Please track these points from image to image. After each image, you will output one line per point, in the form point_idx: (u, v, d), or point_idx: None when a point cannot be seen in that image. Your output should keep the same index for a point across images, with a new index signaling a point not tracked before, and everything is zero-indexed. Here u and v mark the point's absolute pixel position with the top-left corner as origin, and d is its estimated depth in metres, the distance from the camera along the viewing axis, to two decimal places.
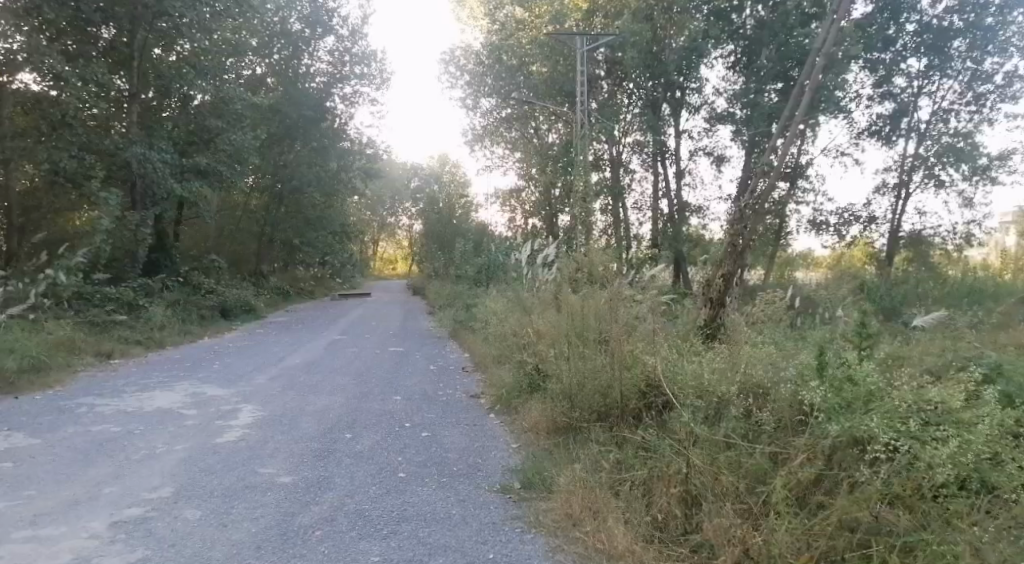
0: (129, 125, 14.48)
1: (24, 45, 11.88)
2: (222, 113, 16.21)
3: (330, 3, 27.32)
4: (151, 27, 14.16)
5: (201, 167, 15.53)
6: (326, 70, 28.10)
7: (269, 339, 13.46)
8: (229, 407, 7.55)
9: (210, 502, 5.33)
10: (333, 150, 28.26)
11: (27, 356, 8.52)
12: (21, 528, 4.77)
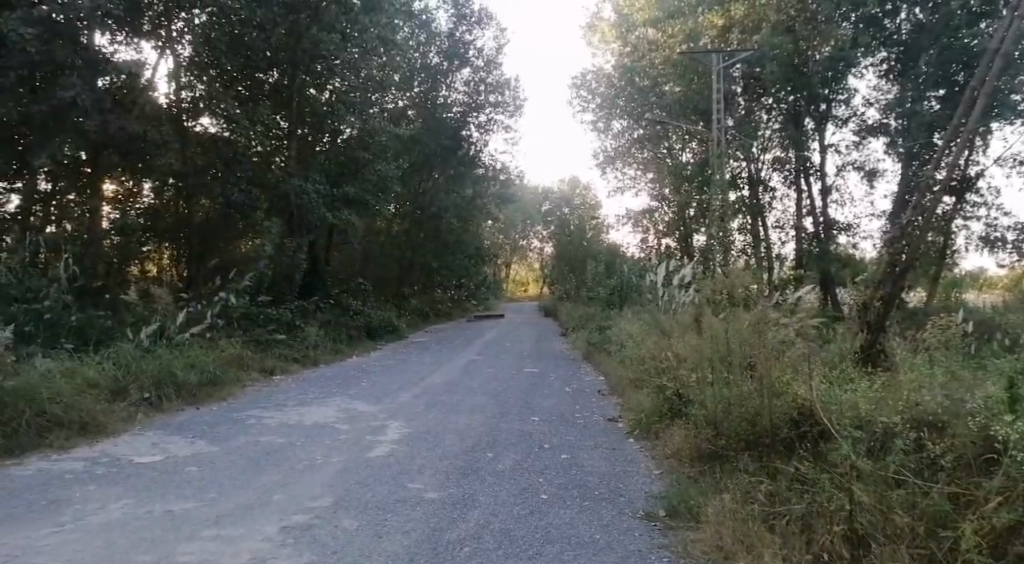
0: (288, 162, 15.51)
1: (204, 92, 13.01)
2: (368, 145, 16.92)
3: (466, 36, 28.30)
4: (309, 70, 14.82)
5: (349, 197, 16.77)
6: (461, 100, 28.64)
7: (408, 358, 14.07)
8: (378, 423, 7.94)
9: (367, 513, 5.60)
10: (468, 177, 29.55)
11: (206, 370, 9.42)
12: (207, 528, 5.25)
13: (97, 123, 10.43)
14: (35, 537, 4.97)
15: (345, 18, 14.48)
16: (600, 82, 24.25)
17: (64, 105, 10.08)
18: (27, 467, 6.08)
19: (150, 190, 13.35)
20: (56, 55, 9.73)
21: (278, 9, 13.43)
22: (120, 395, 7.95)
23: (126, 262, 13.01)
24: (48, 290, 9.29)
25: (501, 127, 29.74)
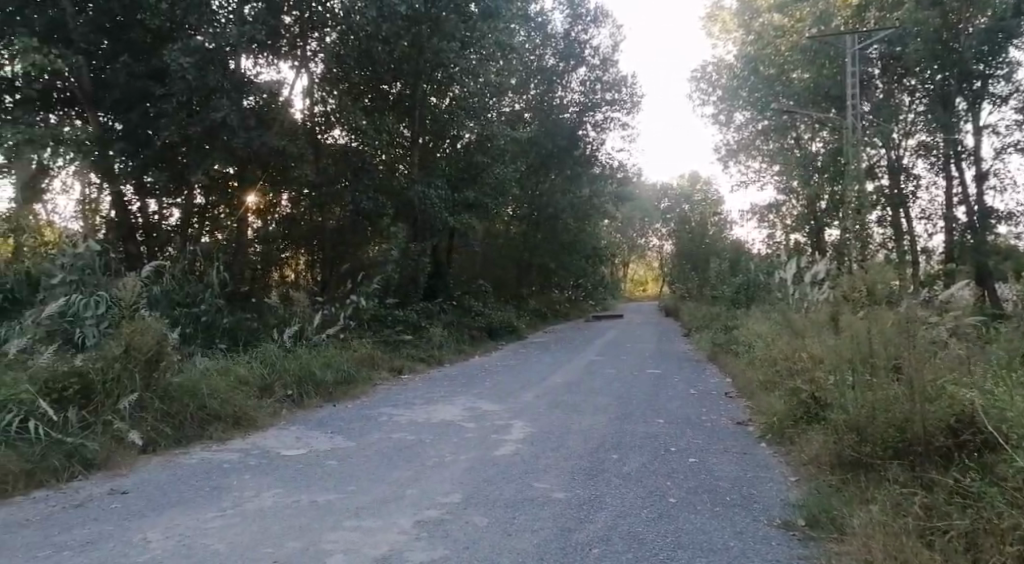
0: (412, 168, 15.93)
1: (337, 105, 13.46)
2: (487, 149, 17.18)
3: (582, 36, 27.95)
4: (430, 79, 14.67)
5: (469, 201, 17.16)
6: (578, 100, 28.33)
7: (529, 359, 14.21)
8: (502, 422, 8.09)
9: (495, 511, 5.71)
10: (586, 177, 29.41)
11: (341, 369, 9.99)
12: (348, 519, 5.55)
13: (244, 142, 11.12)
14: (202, 520, 5.49)
15: (464, 26, 14.28)
16: (721, 74, 23.51)
17: (217, 125, 11.09)
18: (191, 458, 6.69)
19: (288, 200, 13.81)
20: (209, 80, 10.80)
21: (402, 21, 12.89)
22: (266, 392, 8.60)
23: (269, 269, 13.87)
24: (202, 295, 10.00)
25: (618, 125, 29.27)
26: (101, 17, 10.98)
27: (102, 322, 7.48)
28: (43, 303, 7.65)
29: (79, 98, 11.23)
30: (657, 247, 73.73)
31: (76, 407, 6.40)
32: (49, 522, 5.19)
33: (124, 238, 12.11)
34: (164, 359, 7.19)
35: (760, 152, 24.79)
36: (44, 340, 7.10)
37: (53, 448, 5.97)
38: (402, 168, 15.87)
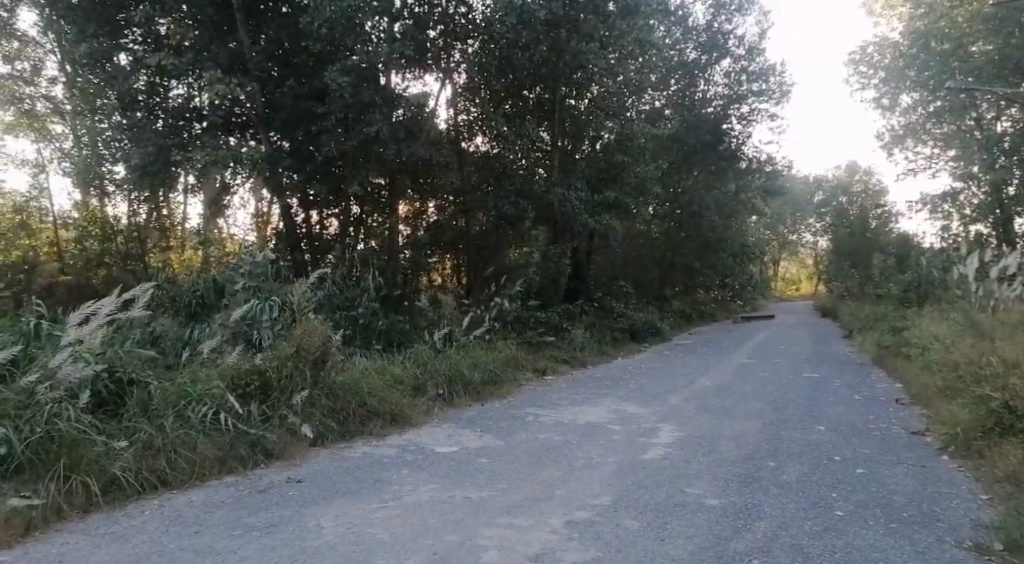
0: (551, 172, 15.66)
1: (479, 114, 13.94)
2: (627, 148, 16.60)
3: (726, 25, 26.14)
4: (568, 81, 14.48)
5: (611, 201, 16.32)
6: (723, 93, 26.75)
7: (672, 362, 13.85)
8: (649, 425, 7.96)
9: (647, 514, 5.60)
10: (732, 172, 28.04)
11: (487, 369, 10.30)
12: (502, 515, 5.69)
13: (394, 152, 11.78)
14: (367, 510, 5.84)
15: (603, 26, 13.89)
16: (884, 54, 21.65)
17: (370, 138, 11.78)
18: (355, 451, 7.17)
19: (434, 206, 14.49)
20: (363, 95, 11.47)
21: (542, 26, 12.90)
22: (419, 390, 9.04)
23: (417, 273, 14.12)
24: (360, 299, 10.85)
25: (765, 117, 27.63)
26: (272, 46, 12.06)
27: (276, 324, 8.24)
28: (230, 307, 8.60)
29: (255, 122, 12.30)
30: (810, 242, 68.80)
31: (257, 401, 7.13)
32: (239, 504, 5.78)
33: (290, 247, 13.12)
34: (329, 358, 7.82)
35: (932, 136, 22.49)
36: (232, 340, 7.94)
37: (239, 438, 6.66)
38: (541, 172, 15.53)
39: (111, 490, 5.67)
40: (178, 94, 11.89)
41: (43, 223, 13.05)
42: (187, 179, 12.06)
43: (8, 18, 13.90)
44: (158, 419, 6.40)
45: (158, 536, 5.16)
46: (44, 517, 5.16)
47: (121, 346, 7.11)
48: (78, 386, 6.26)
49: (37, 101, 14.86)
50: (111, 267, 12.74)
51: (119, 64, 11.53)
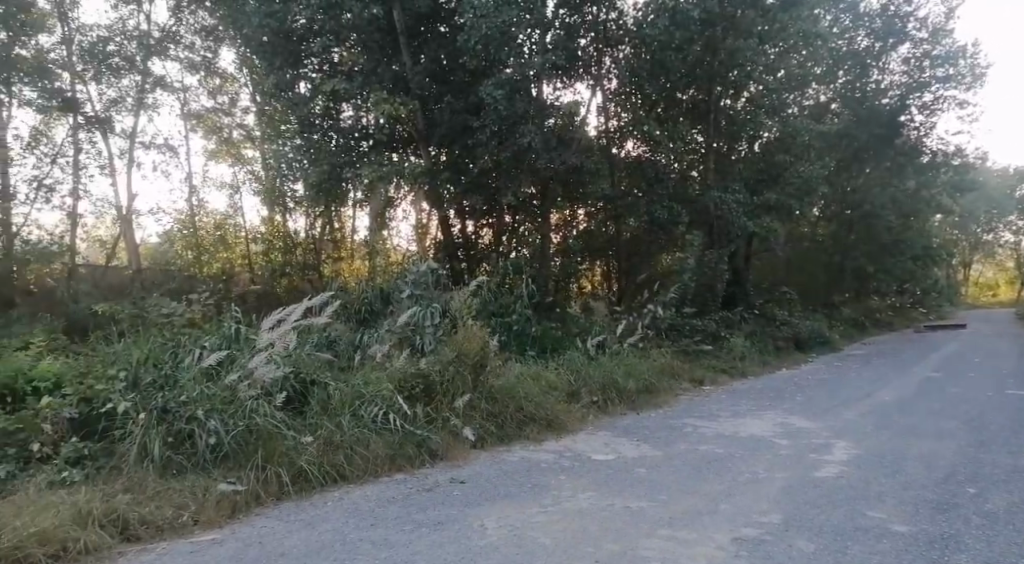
0: (706, 174, 15.32)
1: (631, 119, 13.56)
2: (789, 146, 15.75)
3: (906, 8, 23.53)
4: (724, 80, 14.25)
5: (771, 203, 15.47)
6: (901, 82, 24.30)
7: (840, 374, 12.82)
8: (821, 441, 7.46)
9: (824, 536, 5.17)
10: (910, 168, 25.73)
11: (643, 378, 10.17)
12: (663, 527, 5.54)
13: (546, 162, 12.05)
14: (526, 514, 5.91)
15: (761, 21, 13.79)
16: None
17: (523, 148, 12.05)
18: (515, 455, 7.33)
19: (584, 214, 14.33)
20: (517, 107, 11.64)
21: (697, 26, 13.00)
22: (574, 397, 9.10)
23: (568, 281, 13.99)
24: (514, 306, 11.08)
25: (953, 104, 24.96)
26: (431, 65, 12.72)
27: (437, 330, 8.64)
28: (397, 313, 9.22)
29: (415, 137, 12.96)
30: (1008, 243, 60.69)
31: (422, 404, 7.50)
32: (409, 501, 6.11)
33: (449, 255, 13.77)
34: (487, 362, 8.14)
35: None
36: (399, 344, 8.49)
37: (407, 437, 7.05)
38: (695, 175, 15.17)
39: (299, 479, 6.23)
40: (348, 114, 12.65)
41: (239, 236, 15.21)
42: (355, 194, 13.12)
43: (213, 58, 16.21)
44: (336, 417, 6.93)
45: (339, 526, 5.58)
46: (246, 501, 5.83)
47: (304, 349, 7.82)
48: (271, 385, 6.97)
49: (233, 129, 16.99)
50: (292, 276, 13.88)
51: (299, 92, 12.60)
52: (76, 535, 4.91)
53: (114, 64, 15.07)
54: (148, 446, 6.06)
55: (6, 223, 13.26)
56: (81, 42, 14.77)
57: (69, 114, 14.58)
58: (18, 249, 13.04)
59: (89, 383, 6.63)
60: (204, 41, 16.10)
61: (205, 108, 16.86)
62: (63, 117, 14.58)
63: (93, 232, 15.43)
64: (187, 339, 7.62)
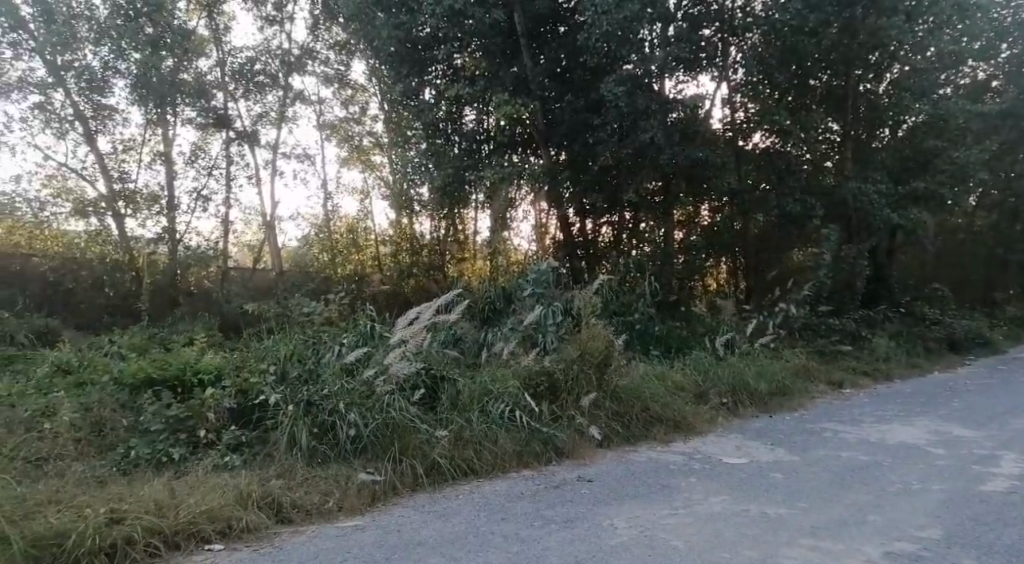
0: (842, 164, 14.51)
1: (757, 111, 13.21)
2: (941, 131, 14.36)
3: None
4: (864, 63, 13.44)
5: (918, 193, 14.23)
6: None
7: (999, 379, 11.64)
8: (986, 452, 6.81)
9: (996, 557, 4.66)
10: None
11: (777, 380, 9.75)
12: (805, 536, 5.24)
13: (668, 157, 11.94)
14: (658, 516, 5.80)
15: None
16: None
17: (646, 143, 11.99)
18: (642, 455, 7.24)
19: (708, 210, 13.85)
20: (638, 103, 11.54)
21: (832, 7, 12.34)
22: (702, 398, 8.88)
23: (691, 278, 13.75)
24: (636, 304, 11.08)
25: None
26: (551, 65, 12.78)
27: (559, 329, 8.69)
28: (520, 312, 9.37)
29: (537, 137, 13.19)
30: None
31: (548, 401, 7.58)
32: (538, 498, 6.16)
33: (569, 254, 13.80)
34: (611, 362, 8.06)
35: None
36: (523, 342, 8.60)
37: (534, 435, 7.12)
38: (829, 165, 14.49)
39: (433, 472, 6.45)
40: (471, 118, 12.96)
41: (369, 239, 15.57)
42: (477, 198, 13.46)
43: (345, 71, 16.87)
44: (466, 414, 7.12)
45: (472, 519, 5.72)
46: (385, 491, 6.12)
47: (432, 347, 8.08)
48: (404, 381, 7.25)
49: (364, 137, 17.08)
50: (419, 277, 14.71)
51: (424, 98, 13.07)
52: (238, 515, 5.38)
53: (259, 81, 16.07)
54: (296, 437, 6.50)
55: (171, 231, 14.58)
56: (232, 64, 15.78)
57: (221, 129, 15.55)
58: (182, 254, 14.38)
59: (244, 375, 7.19)
60: (337, 55, 16.75)
61: (338, 118, 17.25)
62: (217, 132, 15.51)
63: (242, 237, 16.31)
64: (326, 336, 8.12)
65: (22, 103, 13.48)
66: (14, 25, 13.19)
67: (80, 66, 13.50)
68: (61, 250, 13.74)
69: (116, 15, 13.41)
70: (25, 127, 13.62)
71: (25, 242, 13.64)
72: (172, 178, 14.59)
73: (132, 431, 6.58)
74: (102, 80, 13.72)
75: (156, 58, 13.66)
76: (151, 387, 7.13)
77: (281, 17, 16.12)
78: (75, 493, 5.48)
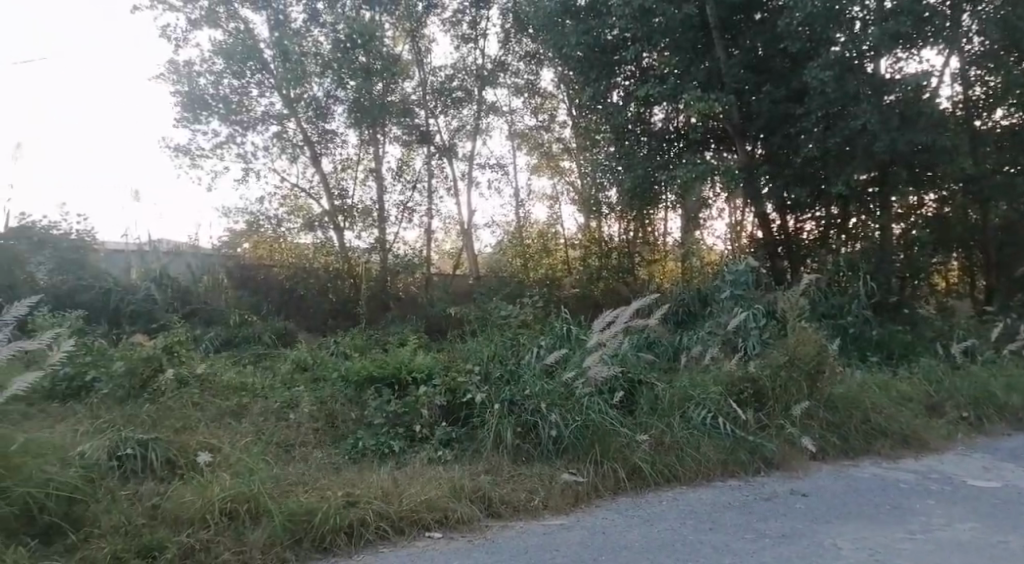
0: None
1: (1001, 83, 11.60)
2: None
3: None
4: None
5: None
6: None
7: None
8: None
9: None
10: None
11: None
12: None
13: (886, 145, 10.77)
14: (890, 538, 5.23)
15: None
16: None
17: (857, 132, 10.97)
18: (863, 471, 6.65)
19: (934, 199, 12.49)
20: (849, 89, 10.73)
21: None
22: (937, 411, 8.13)
23: (915, 277, 12.47)
24: (850, 306, 11.00)
25: None
26: (748, 56, 12.25)
27: (764, 331, 8.39)
28: (718, 314, 9.21)
29: (732, 135, 12.74)
30: None
31: (754, 409, 7.23)
32: (747, 509, 5.86)
33: (769, 254, 13.25)
34: (826, 368, 7.46)
35: None
36: (723, 347, 8.40)
37: (740, 443, 6.84)
38: None
39: (635, 476, 6.40)
40: (659, 117, 12.88)
41: (558, 244, 16.01)
42: (668, 198, 13.21)
43: (535, 80, 17.32)
44: (667, 418, 7.01)
45: (678, 526, 5.56)
46: (588, 493, 6.17)
47: (630, 351, 8.10)
48: (603, 384, 7.29)
49: (553, 143, 17.59)
50: (608, 279, 14.67)
51: (612, 102, 13.13)
52: (454, 505, 5.71)
53: (456, 97, 16.75)
54: (501, 435, 6.79)
55: (382, 241, 15.89)
56: (433, 83, 16.68)
57: (424, 144, 16.66)
58: (391, 262, 15.57)
59: (451, 375, 7.66)
60: (528, 66, 17.24)
61: (529, 126, 17.58)
62: (419, 148, 16.60)
63: (443, 245, 17.02)
64: (526, 339, 8.51)
65: (264, 134, 15.48)
66: (259, 67, 15.00)
67: (308, 97, 15.20)
68: (293, 261, 15.33)
69: (337, 49, 14.92)
70: (268, 154, 15.66)
71: (266, 254, 15.38)
72: (382, 193, 15.97)
73: (358, 424, 7.29)
74: (327, 107, 15.42)
75: (369, 83, 15.02)
76: (373, 385, 7.88)
77: (476, 34, 17.00)
78: (317, 476, 6.16)
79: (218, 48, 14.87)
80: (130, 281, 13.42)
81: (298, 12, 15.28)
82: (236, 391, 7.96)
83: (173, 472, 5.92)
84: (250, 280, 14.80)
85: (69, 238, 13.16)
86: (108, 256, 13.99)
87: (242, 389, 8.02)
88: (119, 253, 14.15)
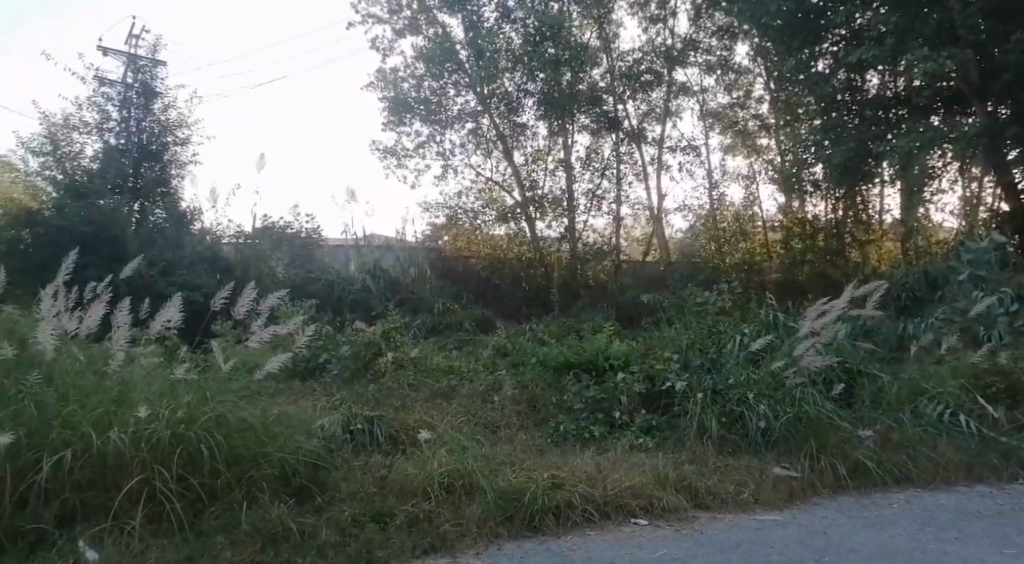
0: None
1: None
2: None
3: None
4: None
5: None
6: None
7: None
8: None
9: None
10: None
11: None
12: None
13: None
14: None
15: None
16: None
17: None
18: None
19: None
20: None
21: None
22: None
23: None
24: None
25: None
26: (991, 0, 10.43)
27: (1013, 321, 7.44)
28: (956, 299, 8.27)
29: (967, 92, 11.39)
30: None
31: (1006, 406, 6.51)
32: (1005, 520, 5.09)
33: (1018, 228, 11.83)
34: None
35: None
36: (961, 337, 7.60)
37: (990, 445, 6.13)
38: None
39: (858, 474, 5.84)
40: (874, 83, 11.90)
41: (756, 227, 15.29)
42: (886, 175, 11.89)
43: (729, 55, 16.50)
44: (895, 414, 6.48)
45: (915, 533, 4.97)
46: (803, 489, 5.72)
47: (846, 340, 7.65)
48: (817, 375, 6.83)
49: (749, 120, 16.33)
50: (816, 264, 13.74)
51: (819, 71, 12.23)
52: (659, 494, 5.58)
53: (645, 80, 16.56)
54: (705, 425, 6.57)
55: (573, 230, 16.06)
56: (621, 68, 16.56)
57: (613, 131, 16.65)
58: (581, 250, 15.87)
59: (650, 362, 7.58)
60: (720, 41, 16.48)
61: (722, 105, 16.83)
62: (608, 135, 16.64)
63: (632, 231, 16.65)
64: (730, 328, 8.25)
65: (460, 132, 16.31)
66: (456, 68, 15.88)
67: (500, 93, 15.83)
68: (490, 251, 16.16)
69: (528, 44, 15.40)
70: (466, 151, 16.47)
71: (465, 246, 16.24)
72: (572, 182, 16.18)
73: (559, 408, 7.46)
74: (517, 102, 15.98)
75: (558, 74, 15.42)
76: (571, 370, 8.08)
77: (665, 14, 16.66)
78: (523, 458, 6.36)
79: (420, 53, 15.99)
80: (352, 273, 14.95)
81: (491, 11, 15.87)
82: (446, 373, 8.51)
83: (398, 447, 6.46)
84: (451, 270, 15.82)
85: (300, 236, 14.95)
86: (332, 251, 15.76)
87: (452, 371, 8.57)
88: (341, 248, 15.92)
